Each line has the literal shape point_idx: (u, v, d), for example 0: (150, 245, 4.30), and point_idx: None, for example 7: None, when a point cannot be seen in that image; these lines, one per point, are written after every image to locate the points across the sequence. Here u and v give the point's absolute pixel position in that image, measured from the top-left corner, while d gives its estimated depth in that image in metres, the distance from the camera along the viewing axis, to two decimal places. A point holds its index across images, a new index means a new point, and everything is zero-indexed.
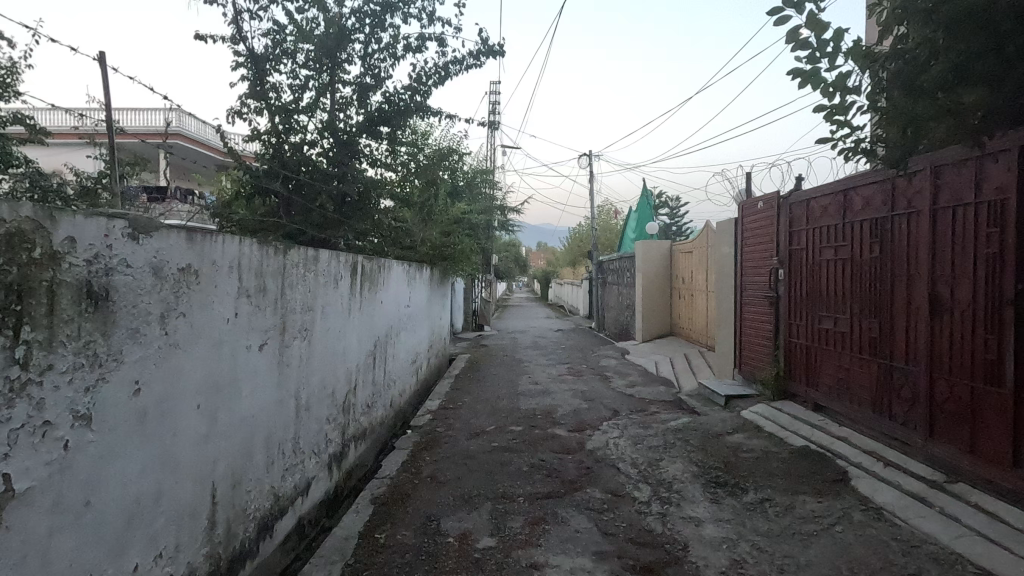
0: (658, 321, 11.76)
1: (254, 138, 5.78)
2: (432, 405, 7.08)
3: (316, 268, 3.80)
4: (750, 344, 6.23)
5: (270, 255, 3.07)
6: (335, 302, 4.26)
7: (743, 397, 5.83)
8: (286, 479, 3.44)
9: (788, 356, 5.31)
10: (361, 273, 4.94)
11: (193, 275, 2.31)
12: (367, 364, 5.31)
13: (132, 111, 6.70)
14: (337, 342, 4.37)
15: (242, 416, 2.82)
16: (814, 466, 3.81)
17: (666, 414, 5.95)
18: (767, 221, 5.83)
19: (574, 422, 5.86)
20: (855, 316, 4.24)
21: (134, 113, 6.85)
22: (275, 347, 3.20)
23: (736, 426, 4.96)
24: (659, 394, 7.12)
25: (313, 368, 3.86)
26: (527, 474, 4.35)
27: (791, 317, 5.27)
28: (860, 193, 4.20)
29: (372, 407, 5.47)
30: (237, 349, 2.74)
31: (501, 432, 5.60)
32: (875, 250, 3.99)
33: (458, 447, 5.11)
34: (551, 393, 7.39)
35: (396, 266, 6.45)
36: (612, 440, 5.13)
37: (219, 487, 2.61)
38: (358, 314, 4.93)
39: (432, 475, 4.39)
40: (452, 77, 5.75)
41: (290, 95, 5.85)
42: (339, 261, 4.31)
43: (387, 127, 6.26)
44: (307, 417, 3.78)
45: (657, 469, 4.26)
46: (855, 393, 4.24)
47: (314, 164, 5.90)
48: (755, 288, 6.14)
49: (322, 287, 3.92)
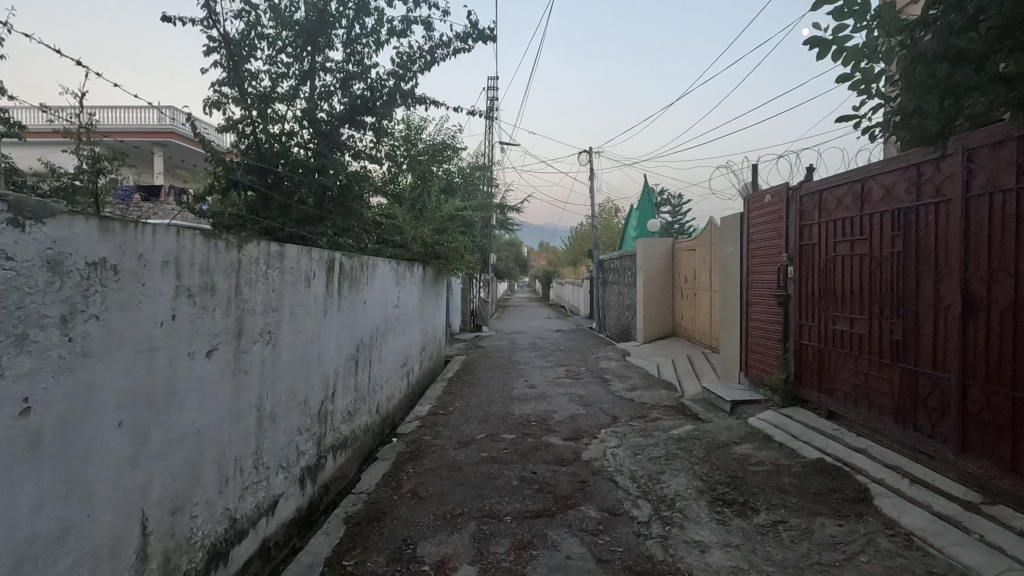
0: (661, 322, 11.39)
1: (230, 127, 5.45)
2: (422, 411, 6.72)
3: (283, 265, 3.46)
4: (757, 346, 5.87)
5: (221, 249, 2.72)
6: (307, 303, 3.92)
7: (750, 403, 5.47)
8: (246, 498, 3.10)
9: (798, 359, 4.96)
10: (339, 270, 4.59)
11: (111, 271, 1.97)
12: (348, 369, 4.95)
13: (121, 109, 6.59)
14: (311, 347, 4.03)
15: (184, 432, 2.48)
16: (831, 483, 3.45)
17: (669, 420, 5.60)
18: (775, 215, 5.47)
19: (570, 430, 5.50)
20: (873, 317, 3.89)
21: (125, 113, 6.74)
22: (230, 352, 2.86)
23: (744, 435, 4.60)
24: (661, 399, 6.76)
25: (280, 374, 3.52)
26: (517, 489, 4.00)
27: (802, 317, 4.91)
28: (879, 181, 3.85)
29: (354, 414, 5.12)
30: (177, 356, 2.39)
31: (492, 440, 5.24)
32: (897, 244, 3.64)
33: (445, 458, 4.76)
34: (547, 397, 7.03)
35: (382, 263, 6.09)
36: (610, 450, 4.78)
37: (154, 515, 2.27)
38: (336, 316, 4.58)
39: (414, 490, 4.05)
40: (439, 62, 5.40)
41: (269, 83, 5.56)
42: (312, 259, 3.96)
43: (371, 116, 5.89)
44: (272, 429, 3.44)
45: (658, 484, 3.91)
46: (874, 401, 3.89)
47: (294, 156, 5.56)
48: (762, 287, 5.79)
49: (289, 286, 3.58)
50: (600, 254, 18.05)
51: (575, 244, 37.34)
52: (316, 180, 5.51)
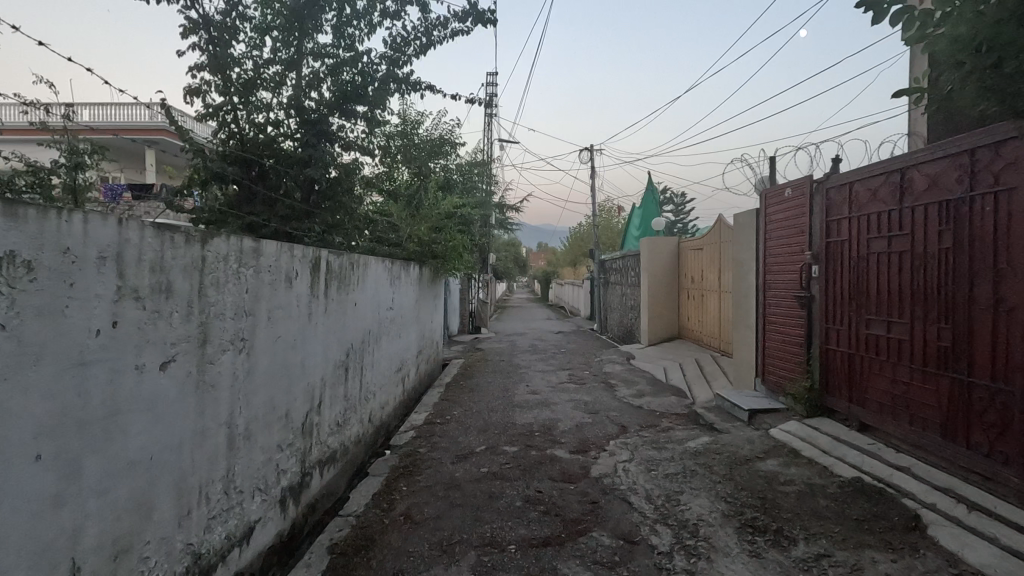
0: (666, 323, 11.01)
1: (210, 115, 4.97)
2: (418, 419, 6.32)
3: (259, 264, 3.07)
4: (775, 351, 5.50)
5: (181, 244, 2.33)
6: (288, 306, 3.53)
7: (770, 413, 5.09)
8: (214, 529, 2.71)
9: (824, 366, 4.58)
10: (326, 270, 4.20)
11: (23, 267, 1.60)
12: (336, 377, 4.56)
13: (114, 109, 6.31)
14: (292, 354, 3.64)
15: (131, 460, 2.09)
16: (875, 508, 3.08)
17: (682, 431, 5.22)
18: (796, 210, 5.10)
19: (577, 441, 5.11)
20: (915, 321, 3.51)
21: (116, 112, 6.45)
22: (192, 363, 2.47)
23: (767, 449, 4.22)
24: (672, 406, 6.38)
25: (256, 387, 3.13)
26: (521, 512, 3.61)
27: (828, 321, 4.54)
28: (924, 170, 3.48)
29: (343, 426, 4.73)
30: (120, 369, 2.01)
31: (493, 453, 4.85)
32: (945, 240, 3.27)
33: (442, 474, 4.37)
34: (550, 404, 6.64)
35: (376, 263, 5.70)
36: (621, 465, 4.39)
37: (91, 563, 1.88)
38: (323, 320, 4.19)
39: (407, 513, 3.65)
40: (436, 46, 5.02)
41: (254, 68, 5.16)
42: (294, 257, 3.57)
43: (362, 105, 5.49)
44: (246, 448, 3.05)
45: (678, 506, 3.52)
46: (916, 414, 3.51)
47: (279, 147, 5.15)
48: (781, 288, 5.41)
49: (266, 287, 3.19)
50: (602, 254, 17.64)
51: (574, 244, 37.01)
52: (303, 172, 5.12)
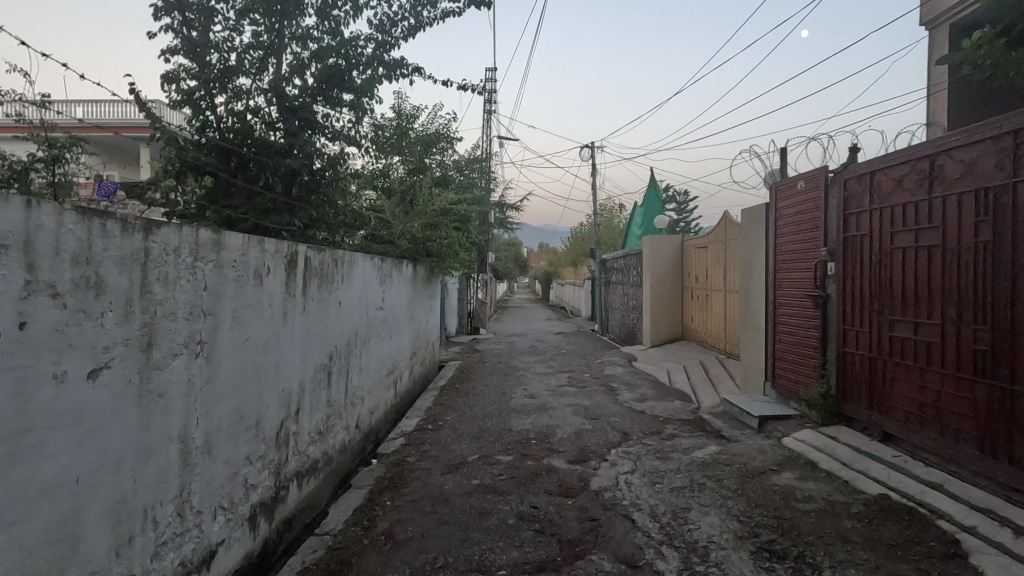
0: (669, 324, 10.69)
1: (184, 102, 4.64)
2: (409, 425, 6.01)
3: (220, 259, 2.76)
4: (786, 353, 5.18)
5: (115, 233, 2.02)
6: (259, 305, 3.22)
7: (782, 421, 4.77)
8: (164, 557, 2.40)
9: (841, 371, 4.26)
10: (305, 265, 3.89)
11: None
12: (317, 382, 4.25)
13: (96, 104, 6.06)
14: (264, 358, 3.33)
15: (49, 484, 1.78)
16: (906, 531, 2.76)
17: (688, 439, 4.90)
18: (810, 203, 4.77)
19: (576, 450, 4.79)
20: (947, 322, 3.19)
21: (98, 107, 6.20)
22: (133, 369, 2.16)
23: (781, 461, 3.90)
24: (676, 411, 6.06)
25: (219, 395, 2.82)
26: (513, 531, 3.30)
27: (845, 322, 4.22)
28: (958, 156, 3.16)
29: (325, 434, 4.42)
30: (30, 380, 1.70)
31: (486, 463, 4.54)
32: (983, 232, 2.96)
33: (430, 487, 4.05)
34: (549, 409, 6.32)
35: (363, 260, 5.38)
36: (623, 477, 4.08)
37: None
38: (301, 322, 3.88)
39: (388, 532, 3.34)
40: (426, 28, 4.71)
41: (231, 53, 4.83)
42: (265, 253, 3.26)
43: (348, 92, 5.17)
44: (206, 463, 2.74)
45: (685, 525, 3.20)
46: (947, 425, 3.20)
47: (260, 137, 4.85)
48: (793, 287, 5.08)
49: (231, 284, 2.88)
50: (602, 254, 17.31)
51: (575, 244, 36.69)
52: (284, 162, 4.82)
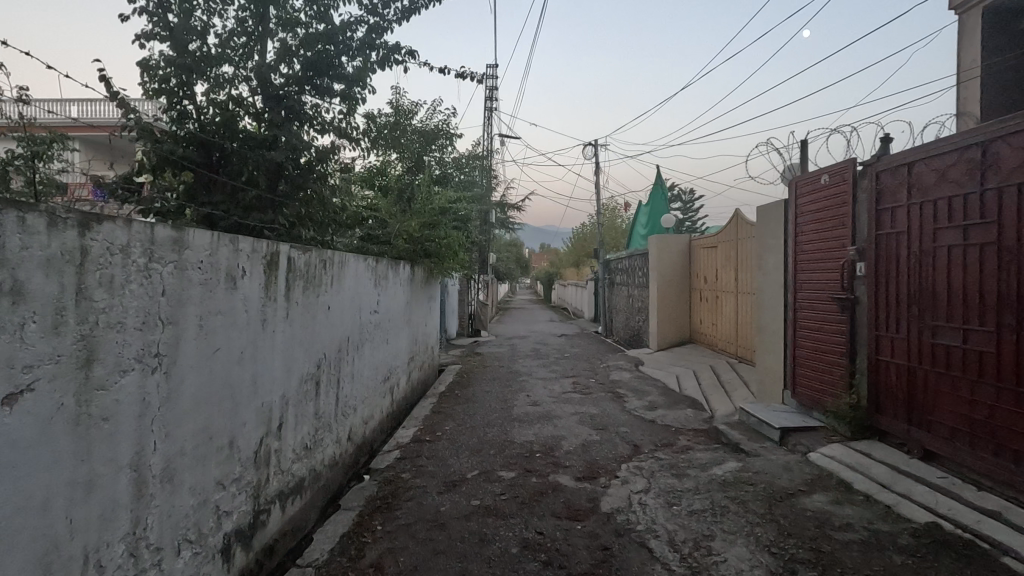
0: (675, 326, 10.35)
1: (160, 91, 4.29)
2: (406, 436, 5.67)
3: (182, 259, 2.42)
4: (807, 360, 4.84)
5: (35, 230, 1.68)
6: (232, 310, 2.89)
7: (806, 433, 4.42)
8: None
9: (873, 381, 3.92)
10: (288, 266, 3.56)
11: None
12: (302, 394, 3.90)
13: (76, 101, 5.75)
14: (238, 370, 2.99)
15: None
16: (968, 570, 2.41)
17: (704, 453, 4.55)
18: (835, 198, 4.42)
19: (583, 466, 4.44)
20: (1003, 328, 2.86)
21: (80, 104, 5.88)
22: (66, 391, 1.82)
23: (810, 480, 3.55)
24: (689, 421, 5.71)
25: (183, 414, 2.48)
26: (516, 562, 2.96)
27: (877, 327, 3.88)
28: (1016, 142, 2.82)
29: (312, 449, 4.08)
30: None
31: (487, 480, 4.20)
32: None
33: (425, 509, 3.70)
34: (552, 418, 5.97)
35: (356, 261, 5.05)
36: (636, 498, 3.73)
37: None
38: (283, 329, 3.54)
39: (377, 564, 3.00)
40: (420, 10, 4.38)
41: (212, 37, 4.49)
42: (239, 252, 2.92)
43: (339, 81, 4.84)
44: (168, 492, 2.40)
45: (709, 556, 2.85)
46: (1005, 444, 2.85)
47: (242, 128, 4.50)
48: (815, 288, 4.73)
49: (197, 288, 2.55)
50: (606, 254, 16.94)
51: (577, 244, 36.26)
52: (268, 155, 4.49)
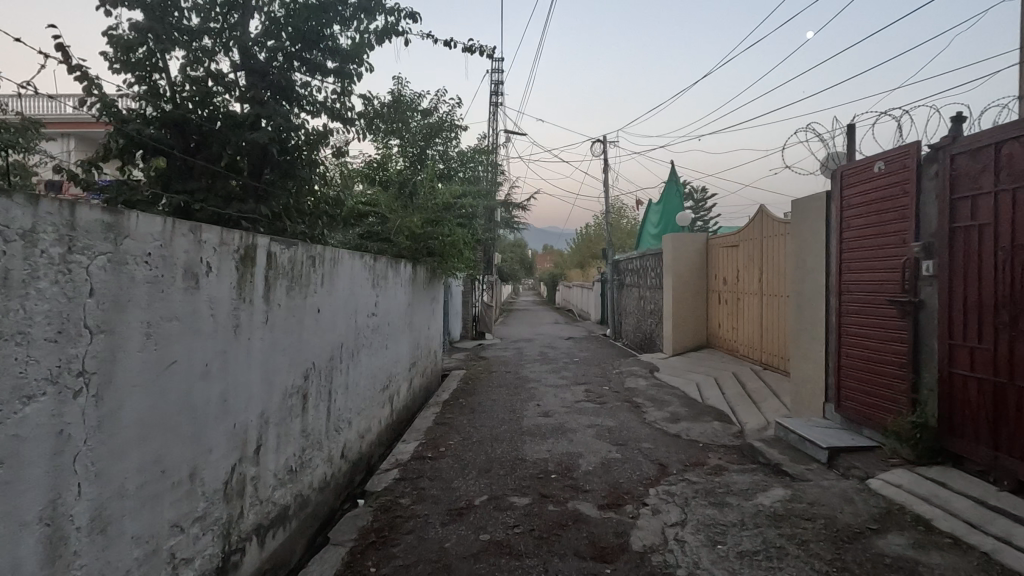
0: (691, 329, 9.81)
1: (127, 64, 3.76)
2: (406, 451, 5.15)
3: (121, 250, 1.91)
4: (856, 371, 4.31)
5: None
6: (194, 314, 2.38)
7: (860, 455, 3.89)
8: None
9: (945, 397, 3.39)
10: (267, 260, 3.05)
11: None
12: (286, 411, 3.38)
13: None
14: (203, 387, 2.49)
15: None
16: None
17: (743, 476, 4.02)
18: (894, 187, 3.88)
19: (606, 490, 3.92)
20: None
21: None
22: None
23: (879, 516, 3.03)
24: (718, 436, 5.18)
25: (125, 445, 1.99)
26: None
27: (951, 335, 3.35)
28: None
29: (299, 472, 3.57)
30: None
31: (497, 508, 3.68)
32: None
33: (426, 545, 3.18)
34: (567, 432, 5.45)
35: (350, 258, 4.54)
36: (672, 533, 3.21)
37: None
38: (261, 337, 3.02)
39: None
40: None
41: (188, 5, 3.99)
42: (203, 245, 2.41)
43: (332, 56, 4.35)
44: (102, 546, 1.89)
45: None
46: None
47: (222, 107, 4.00)
48: (866, 290, 4.20)
49: (144, 287, 2.04)
50: (615, 255, 16.40)
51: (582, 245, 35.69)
52: (252, 138, 3.98)
